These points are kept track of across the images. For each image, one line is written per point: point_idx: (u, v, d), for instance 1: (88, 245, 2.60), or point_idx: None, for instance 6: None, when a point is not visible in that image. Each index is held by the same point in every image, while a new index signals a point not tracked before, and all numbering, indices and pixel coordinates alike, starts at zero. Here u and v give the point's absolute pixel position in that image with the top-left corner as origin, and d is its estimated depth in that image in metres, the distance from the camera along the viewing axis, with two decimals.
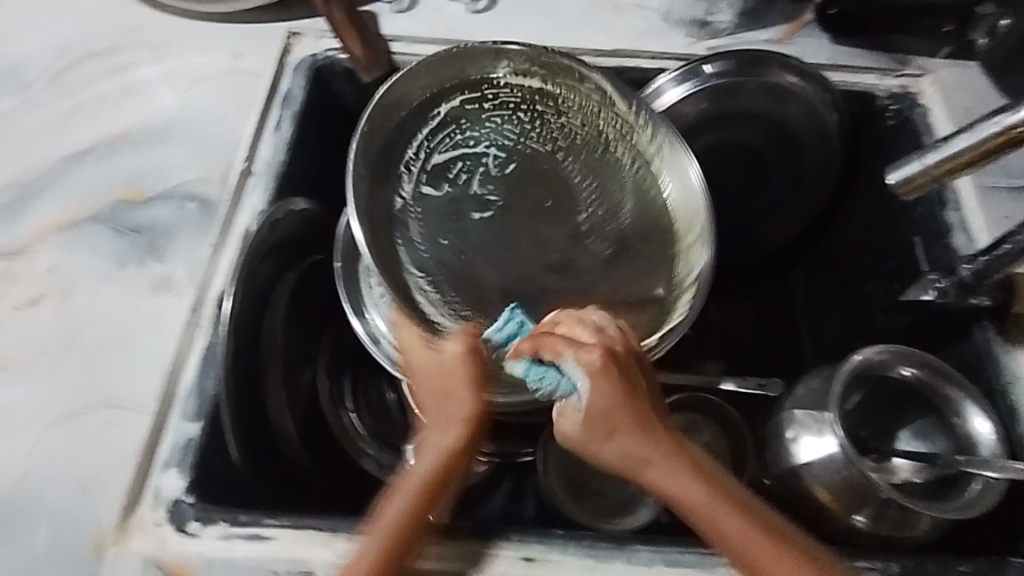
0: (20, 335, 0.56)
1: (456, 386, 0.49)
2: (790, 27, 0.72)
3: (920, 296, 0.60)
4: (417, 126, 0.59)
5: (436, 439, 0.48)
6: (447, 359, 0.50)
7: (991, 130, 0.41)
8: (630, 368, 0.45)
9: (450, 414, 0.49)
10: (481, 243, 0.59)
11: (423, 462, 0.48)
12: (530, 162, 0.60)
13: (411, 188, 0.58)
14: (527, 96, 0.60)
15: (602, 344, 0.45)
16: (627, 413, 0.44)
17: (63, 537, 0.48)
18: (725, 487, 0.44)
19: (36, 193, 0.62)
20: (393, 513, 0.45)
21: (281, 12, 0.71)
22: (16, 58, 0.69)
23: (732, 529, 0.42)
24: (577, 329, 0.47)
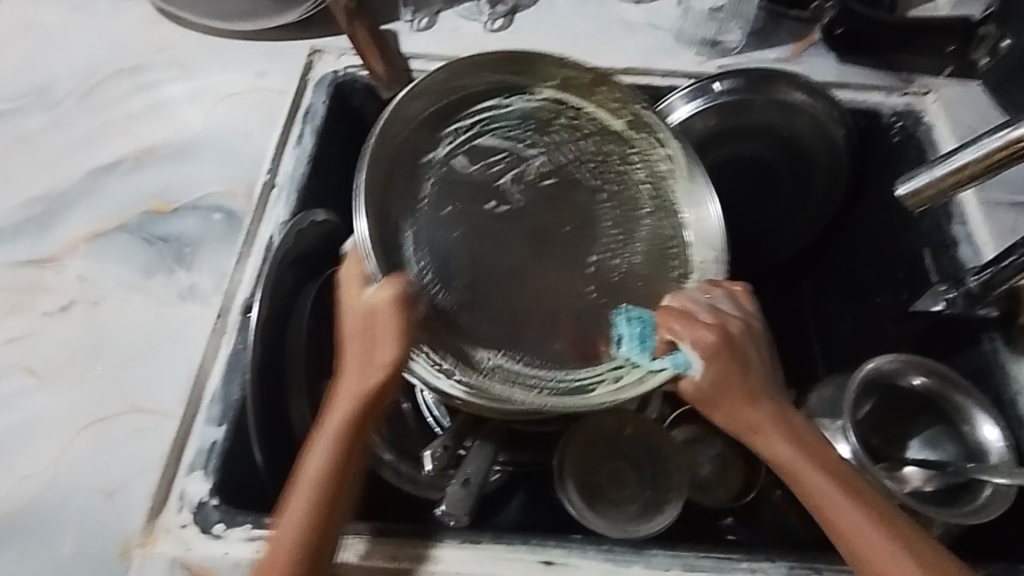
0: (50, 343, 0.57)
1: (376, 343, 0.47)
2: (798, 47, 0.74)
3: (930, 305, 0.61)
4: (485, 105, 0.60)
5: (348, 392, 0.47)
6: (371, 310, 0.48)
7: (995, 144, 0.43)
8: (741, 346, 0.49)
9: (368, 367, 0.47)
10: (479, 241, 0.57)
11: (346, 411, 0.47)
12: (568, 186, 0.60)
13: (448, 148, 0.58)
14: (601, 133, 0.61)
15: (718, 324, 0.49)
16: (738, 386, 0.49)
17: (92, 538, 0.49)
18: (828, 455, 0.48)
19: (65, 206, 0.64)
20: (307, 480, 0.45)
21: (304, 31, 0.73)
22: (46, 76, 0.71)
23: (823, 488, 0.46)
24: (693, 306, 0.51)
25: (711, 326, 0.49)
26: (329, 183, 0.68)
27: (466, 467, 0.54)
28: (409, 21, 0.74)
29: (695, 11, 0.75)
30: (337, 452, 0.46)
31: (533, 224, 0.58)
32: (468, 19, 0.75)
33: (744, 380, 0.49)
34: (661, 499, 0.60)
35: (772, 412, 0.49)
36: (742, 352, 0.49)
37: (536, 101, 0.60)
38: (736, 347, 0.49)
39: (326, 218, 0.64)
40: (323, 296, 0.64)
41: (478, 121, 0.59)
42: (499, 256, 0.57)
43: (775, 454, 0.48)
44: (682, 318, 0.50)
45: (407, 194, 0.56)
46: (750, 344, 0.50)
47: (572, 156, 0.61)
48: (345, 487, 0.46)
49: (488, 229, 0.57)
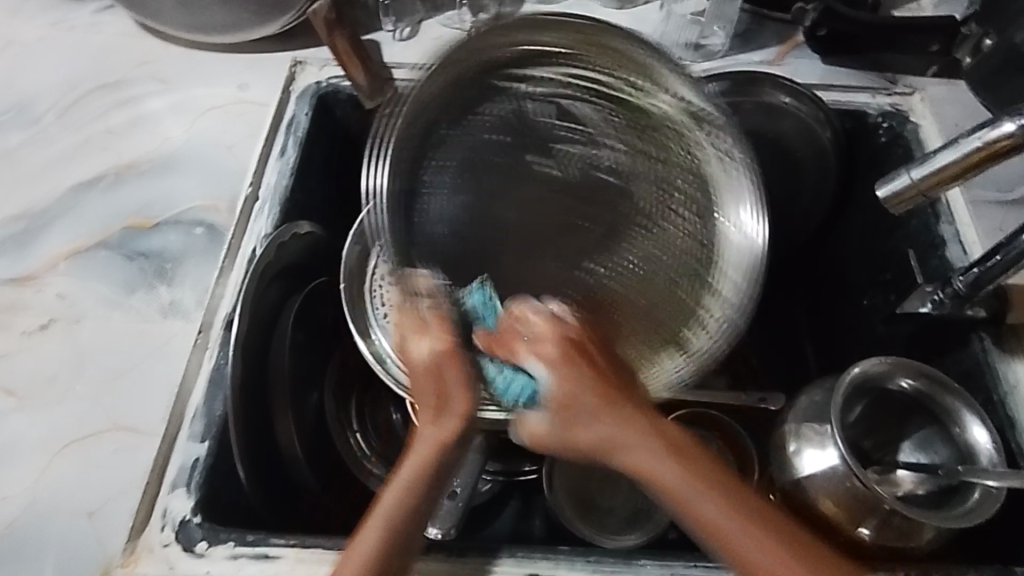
0: (31, 362, 0.57)
1: (452, 386, 0.45)
2: (782, 48, 0.74)
3: (919, 307, 0.60)
4: (607, 76, 0.57)
5: (426, 445, 0.44)
6: (438, 356, 0.46)
7: (975, 144, 0.42)
8: (591, 354, 0.45)
9: (452, 413, 0.45)
10: (505, 199, 0.60)
11: (418, 457, 0.44)
12: (620, 189, 0.60)
13: (533, 90, 0.58)
14: (683, 167, 0.59)
15: (561, 335, 0.45)
16: (618, 392, 0.43)
17: (72, 562, 0.49)
18: (701, 464, 0.41)
19: (46, 223, 0.63)
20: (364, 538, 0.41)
21: (286, 42, 0.73)
22: (26, 92, 0.71)
23: (703, 511, 0.40)
24: (529, 321, 0.47)
25: (553, 341, 0.45)
26: (313, 196, 0.68)
27: (455, 479, 0.53)
28: (392, 30, 0.74)
29: (676, 15, 0.76)
30: (412, 493, 0.42)
31: (570, 204, 0.61)
32: (450, 28, 0.75)
33: (606, 379, 0.44)
34: (650, 507, 0.60)
35: (617, 418, 0.42)
36: (589, 358, 0.44)
37: (649, 101, 0.57)
38: (586, 357, 0.45)
39: (310, 230, 0.63)
40: (308, 308, 0.63)
41: (592, 89, 0.58)
42: (523, 225, 0.60)
43: (638, 467, 0.42)
44: (520, 341, 0.46)
45: (456, 114, 0.57)
46: (593, 357, 0.45)
47: (641, 174, 0.60)
48: (412, 533, 0.42)
49: (515, 187, 0.60)
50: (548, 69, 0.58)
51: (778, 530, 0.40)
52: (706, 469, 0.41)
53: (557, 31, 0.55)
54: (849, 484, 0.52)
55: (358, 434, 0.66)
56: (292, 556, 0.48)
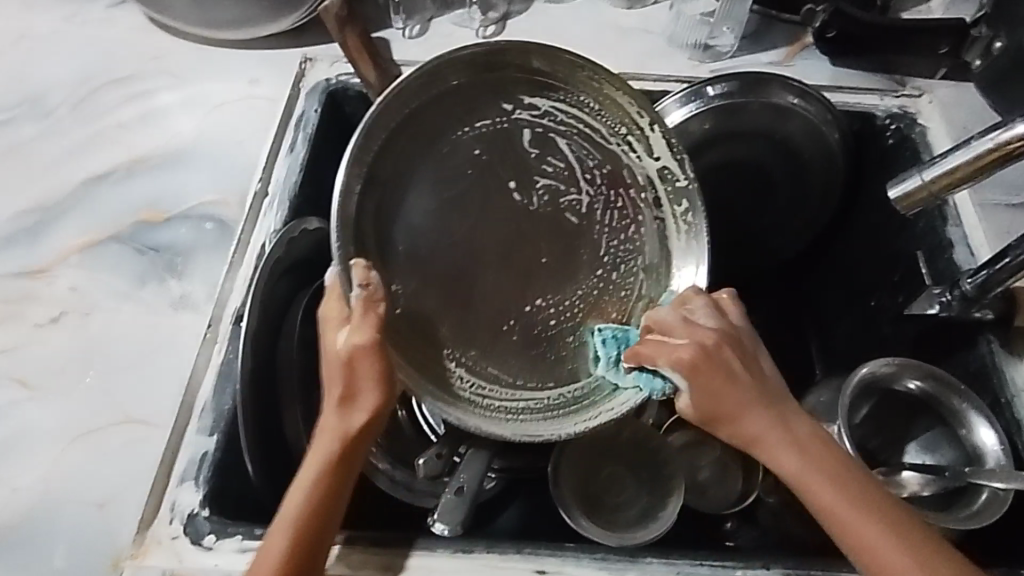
0: (41, 354, 0.57)
1: (362, 380, 0.46)
2: (792, 48, 0.75)
3: (926, 308, 0.61)
4: (598, 121, 0.58)
5: (329, 431, 0.47)
6: (354, 351, 0.46)
7: (986, 146, 0.42)
8: (746, 356, 0.49)
9: (359, 405, 0.47)
10: (463, 223, 0.56)
11: (322, 446, 0.47)
12: (580, 231, 0.59)
13: (524, 116, 0.57)
14: (647, 224, 0.60)
15: (694, 342, 0.48)
16: (747, 395, 0.48)
17: (81, 553, 0.49)
18: (820, 454, 0.47)
19: (56, 216, 0.64)
20: (289, 514, 0.45)
21: (297, 39, 0.73)
22: (39, 86, 0.71)
23: (828, 502, 0.46)
24: (672, 326, 0.50)
25: (690, 349, 0.48)
26: (322, 192, 0.68)
27: (461, 473, 0.54)
28: (401, 28, 0.74)
29: (686, 15, 0.75)
30: (323, 487, 0.46)
31: (528, 236, 0.58)
32: (460, 26, 0.75)
33: (764, 387, 0.49)
34: (656, 506, 0.60)
35: (771, 414, 0.48)
36: (724, 364, 0.48)
37: (632, 160, 0.59)
38: (715, 364, 0.48)
39: (319, 226, 0.63)
40: (316, 304, 0.63)
41: (577, 129, 0.58)
42: (479, 249, 0.57)
43: (777, 459, 0.47)
44: (655, 346, 0.50)
45: (434, 125, 0.54)
46: (732, 361, 0.48)
47: (607, 222, 0.60)
48: (330, 514, 0.46)
49: (475, 209, 0.57)
50: (546, 100, 0.57)
51: (896, 524, 0.44)
52: (853, 470, 0.47)
53: (556, 63, 0.55)
54: None
55: None
56: None
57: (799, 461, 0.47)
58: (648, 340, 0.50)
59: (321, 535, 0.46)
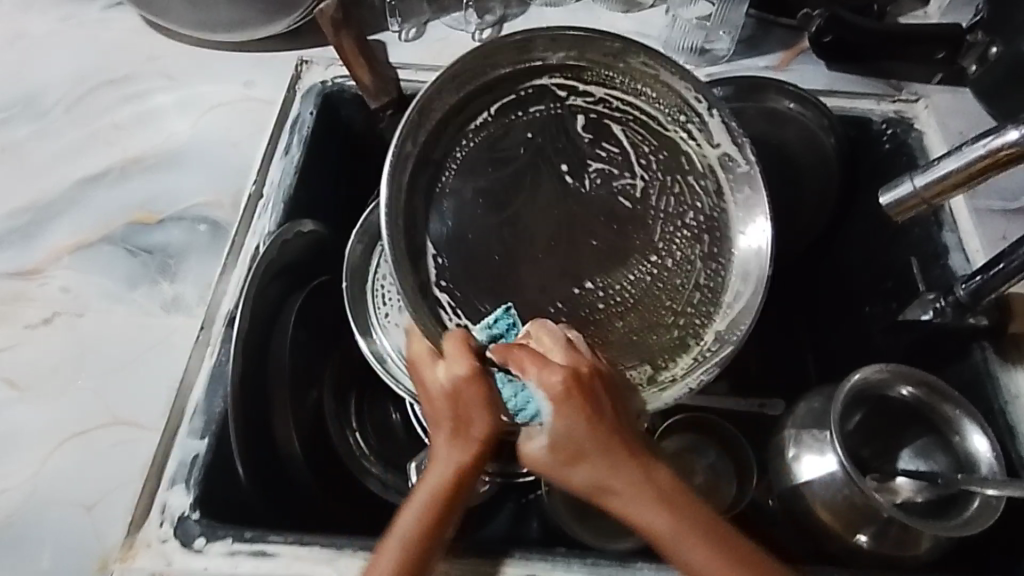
0: (33, 355, 0.57)
1: (468, 409, 0.44)
2: (787, 54, 0.74)
3: (919, 315, 0.60)
4: (637, 100, 0.57)
5: (443, 465, 0.44)
6: (454, 382, 0.44)
7: (978, 153, 0.42)
8: (595, 392, 0.44)
9: (471, 436, 0.44)
10: (514, 199, 0.58)
11: (432, 484, 0.43)
12: (637, 218, 0.58)
13: (563, 100, 0.57)
14: (707, 213, 0.57)
15: (568, 367, 0.44)
16: (608, 439, 0.42)
17: (70, 555, 0.49)
18: (686, 506, 0.42)
19: (50, 217, 0.64)
20: (386, 553, 0.42)
21: (293, 41, 0.73)
22: (34, 87, 0.71)
23: (698, 560, 0.40)
24: (550, 344, 0.46)
25: (559, 371, 0.43)
26: (317, 195, 0.68)
27: None
28: (398, 31, 0.74)
29: (682, 20, 0.75)
30: (429, 522, 0.43)
31: (576, 215, 0.59)
32: (457, 29, 0.75)
33: (617, 429, 0.43)
34: None
35: (642, 469, 0.42)
36: (596, 402, 0.43)
37: (693, 146, 0.57)
38: (585, 404, 0.43)
39: (313, 228, 0.64)
40: (309, 307, 0.63)
41: (626, 114, 0.58)
42: (529, 229, 0.58)
43: (625, 515, 0.42)
44: (536, 361, 0.44)
45: (503, 98, 0.56)
46: (604, 397, 0.44)
47: (662, 207, 0.58)
48: (432, 551, 0.43)
49: (524, 194, 0.58)
50: (585, 89, 0.57)
51: (744, 562, 0.40)
52: (701, 519, 0.41)
53: (597, 48, 0.55)
54: (848, 492, 0.52)
55: (357, 434, 0.66)
56: (291, 552, 0.49)
57: (627, 493, 0.41)
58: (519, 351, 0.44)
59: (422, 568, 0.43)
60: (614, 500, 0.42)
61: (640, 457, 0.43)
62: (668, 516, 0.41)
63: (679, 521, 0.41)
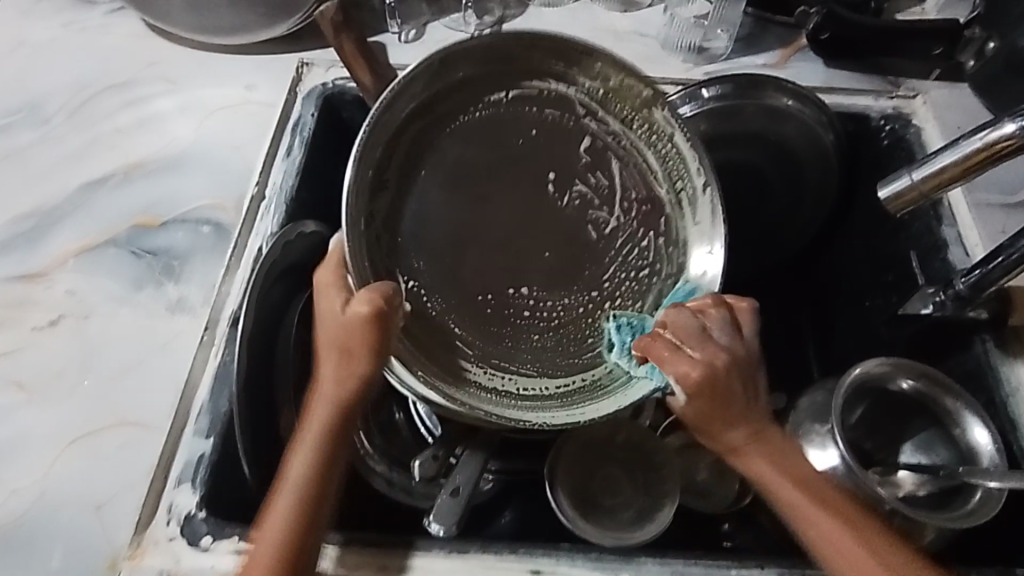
0: (39, 358, 0.57)
1: (356, 346, 0.47)
2: (785, 51, 0.75)
3: (920, 309, 0.61)
4: (637, 144, 0.56)
5: (327, 399, 0.48)
6: (347, 317, 0.46)
7: (974, 146, 0.43)
8: (727, 386, 0.48)
9: (351, 371, 0.47)
10: (474, 191, 0.55)
11: (311, 419, 0.47)
12: (592, 243, 0.57)
13: (589, 119, 0.56)
14: (658, 269, 0.56)
15: (710, 358, 0.47)
16: (723, 423, 0.48)
17: (78, 555, 0.49)
18: (791, 461, 0.49)
19: (54, 222, 0.64)
20: (291, 484, 0.45)
21: (293, 44, 0.74)
22: (37, 92, 0.72)
23: (805, 509, 0.47)
24: (691, 338, 0.48)
25: (698, 366, 0.47)
26: (318, 196, 0.68)
27: (456, 475, 0.53)
28: (397, 33, 0.74)
29: (680, 18, 0.75)
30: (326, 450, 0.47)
31: (527, 230, 0.56)
32: (456, 30, 0.76)
33: (750, 415, 0.49)
34: (651, 508, 0.59)
35: (770, 453, 0.49)
36: (726, 387, 0.48)
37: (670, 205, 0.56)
38: (721, 387, 0.47)
39: (315, 229, 0.64)
40: (312, 307, 0.64)
41: (627, 150, 0.57)
42: (483, 227, 0.55)
43: (763, 480, 0.48)
44: (673, 351, 0.48)
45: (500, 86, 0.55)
46: (729, 384, 0.48)
47: (620, 249, 0.57)
48: (327, 486, 0.46)
49: (494, 189, 0.56)
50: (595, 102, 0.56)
51: (834, 510, 0.47)
52: (830, 496, 0.47)
53: (630, 88, 0.54)
54: (851, 485, 0.52)
55: None
56: None
57: (763, 458, 0.48)
58: (657, 340, 0.49)
59: (322, 500, 0.46)
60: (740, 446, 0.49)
61: (766, 434, 0.49)
62: (779, 469, 0.48)
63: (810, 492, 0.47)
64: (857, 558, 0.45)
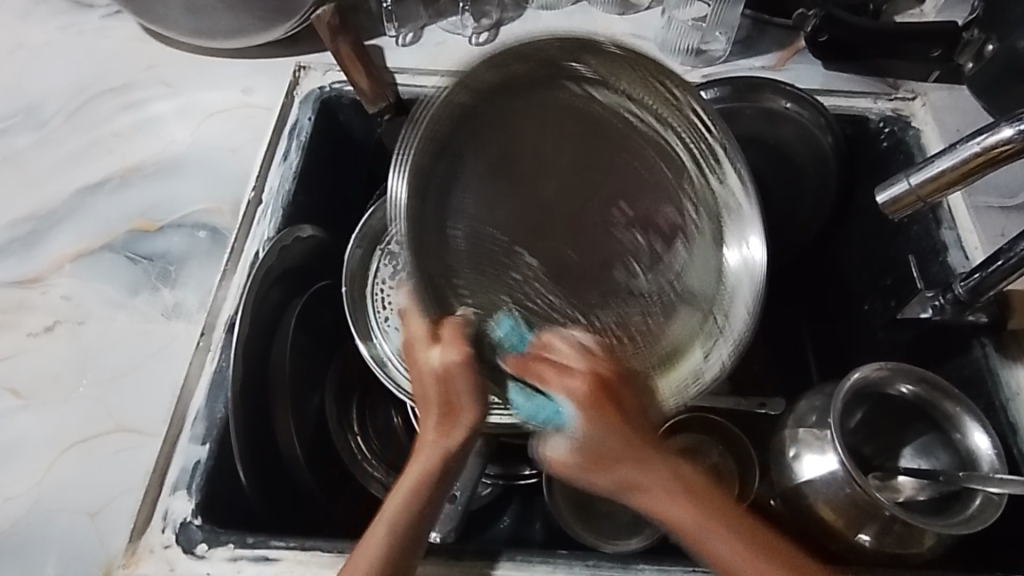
0: (36, 363, 0.57)
1: (458, 396, 0.47)
2: (783, 54, 0.75)
3: (919, 313, 0.60)
4: (683, 163, 0.55)
5: (432, 452, 0.46)
6: (443, 368, 0.46)
7: (972, 151, 0.42)
8: (620, 393, 0.45)
9: (455, 425, 0.46)
10: (513, 168, 0.54)
11: (413, 466, 0.46)
12: (625, 250, 0.56)
13: (647, 123, 0.55)
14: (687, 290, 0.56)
15: (590, 370, 0.46)
16: (626, 440, 0.44)
17: (73, 562, 0.49)
18: (705, 496, 0.43)
19: (51, 226, 0.64)
20: (380, 536, 0.44)
21: (291, 48, 0.74)
22: (34, 96, 0.72)
23: (721, 547, 0.42)
24: (568, 353, 0.47)
25: (586, 377, 0.45)
26: (315, 200, 0.68)
27: (456, 480, 0.53)
28: (394, 36, 0.74)
29: (677, 21, 0.75)
30: (417, 506, 0.45)
31: (556, 231, 0.55)
32: (453, 33, 0.75)
33: (636, 429, 0.44)
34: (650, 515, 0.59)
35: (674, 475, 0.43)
36: (619, 399, 0.45)
37: (709, 223, 0.56)
38: (615, 392, 0.45)
39: (312, 233, 0.64)
40: (309, 312, 0.63)
41: (678, 161, 0.55)
42: (521, 221, 0.54)
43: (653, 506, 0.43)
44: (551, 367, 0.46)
45: (572, 68, 0.53)
46: (630, 394, 0.46)
47: (651, 261, 0.56)
48: (420, 537, 0.45)
49: (532, 191, 0.55)
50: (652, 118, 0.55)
51: (746, 547, 0.42)
52: (723, 501, 0.43)
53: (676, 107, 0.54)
54: (849, 491, 0.51)
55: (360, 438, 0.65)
56: (294, 557, 0.49)
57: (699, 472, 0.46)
58: (536, 358, 0.47)
59: (410, 557, 0.44)
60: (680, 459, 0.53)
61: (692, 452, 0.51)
62: (676, 503, 0.43)
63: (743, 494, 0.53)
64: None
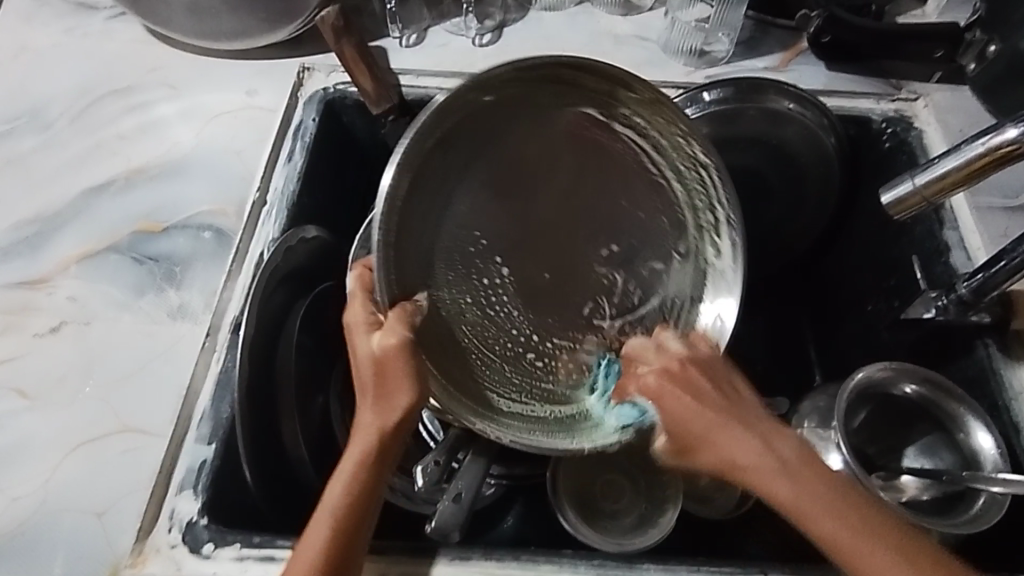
0: (42, 364, 0.57)
1: (392, 379, 0.47)
2: (786, 55, 0.75)
3: (923, 313, 0.60)
4: (660, 213, 0.58)
5: (366, 433, 0.47)
6: (381, 354, 0.47)
7: (977, 152, 0.42)
8: (704, 373, 0.49)
9: (391, 407, 0.47)
10: (505, 175, 0.55)
11: (354, 452, 0.46)
12: (596, 282, 0.58)
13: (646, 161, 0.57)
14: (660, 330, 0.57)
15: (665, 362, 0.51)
16: (715, 416, 0.47)
17: (80, 562, 0.49)
18: (794, 459, 0.45)
19: (56, 228, 0.64)
20: (325, 516, 0.45)
21: (295, 49, 0.74)
22: (38, 98, 0.72)
23: (794, 500, 0.44)
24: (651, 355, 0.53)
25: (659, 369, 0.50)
26: (319, 201, 0.68)
27: (458, 481, 0.52)
28: (398, 38, 0.74)
29: (680, 23, 0.75)
30: (359, 486, 0.46)
31: (530, 252, 0.57)
32: (457, 34, 0.75)
33: (725, 401, 0.47)
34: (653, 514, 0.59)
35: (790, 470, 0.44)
36: (694, 383, 0.48)
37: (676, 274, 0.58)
38: (698, 376, 0.49)
39: (316, 234, 0.64)
40: (313, 313, 0.64)
41: (673, 203, 0.58)
42: (497, 232, 0.55)
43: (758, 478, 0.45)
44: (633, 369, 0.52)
45: (587, 107, 0.54)
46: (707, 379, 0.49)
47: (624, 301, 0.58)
48: (363, 518, 0.45)
49: (517, 199, 0.56)
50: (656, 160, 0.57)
51: (836, 506, 0.43)
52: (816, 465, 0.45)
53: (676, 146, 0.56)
54: None
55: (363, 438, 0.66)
56: None
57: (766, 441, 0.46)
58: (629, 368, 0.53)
59: (355, 534, 0.45)
60: (722, 437, 0.46)
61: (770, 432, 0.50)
62: (795, 480, 0.44)
63: (818, 478, 0.44)
64: (864, 541, 0.42)
